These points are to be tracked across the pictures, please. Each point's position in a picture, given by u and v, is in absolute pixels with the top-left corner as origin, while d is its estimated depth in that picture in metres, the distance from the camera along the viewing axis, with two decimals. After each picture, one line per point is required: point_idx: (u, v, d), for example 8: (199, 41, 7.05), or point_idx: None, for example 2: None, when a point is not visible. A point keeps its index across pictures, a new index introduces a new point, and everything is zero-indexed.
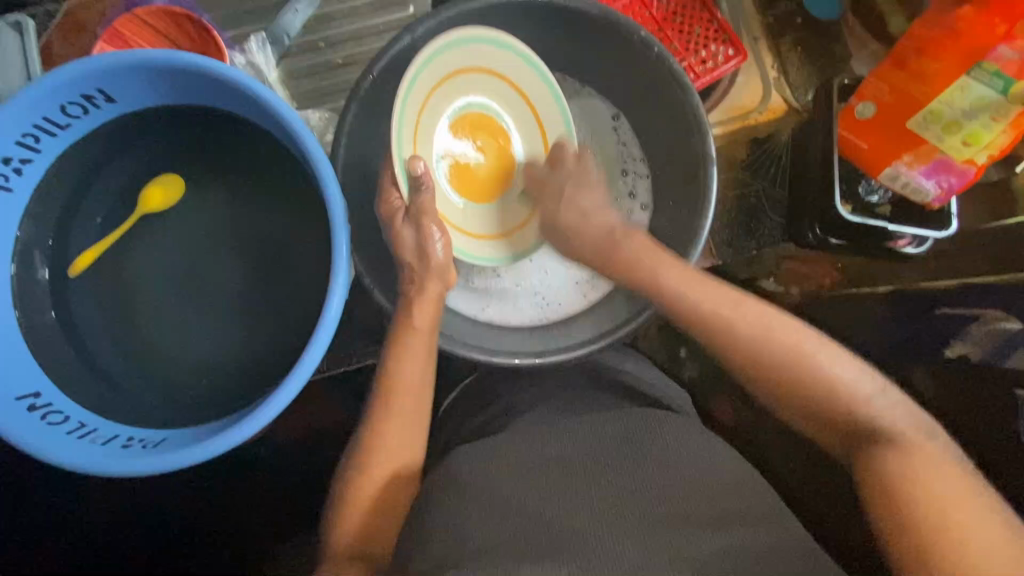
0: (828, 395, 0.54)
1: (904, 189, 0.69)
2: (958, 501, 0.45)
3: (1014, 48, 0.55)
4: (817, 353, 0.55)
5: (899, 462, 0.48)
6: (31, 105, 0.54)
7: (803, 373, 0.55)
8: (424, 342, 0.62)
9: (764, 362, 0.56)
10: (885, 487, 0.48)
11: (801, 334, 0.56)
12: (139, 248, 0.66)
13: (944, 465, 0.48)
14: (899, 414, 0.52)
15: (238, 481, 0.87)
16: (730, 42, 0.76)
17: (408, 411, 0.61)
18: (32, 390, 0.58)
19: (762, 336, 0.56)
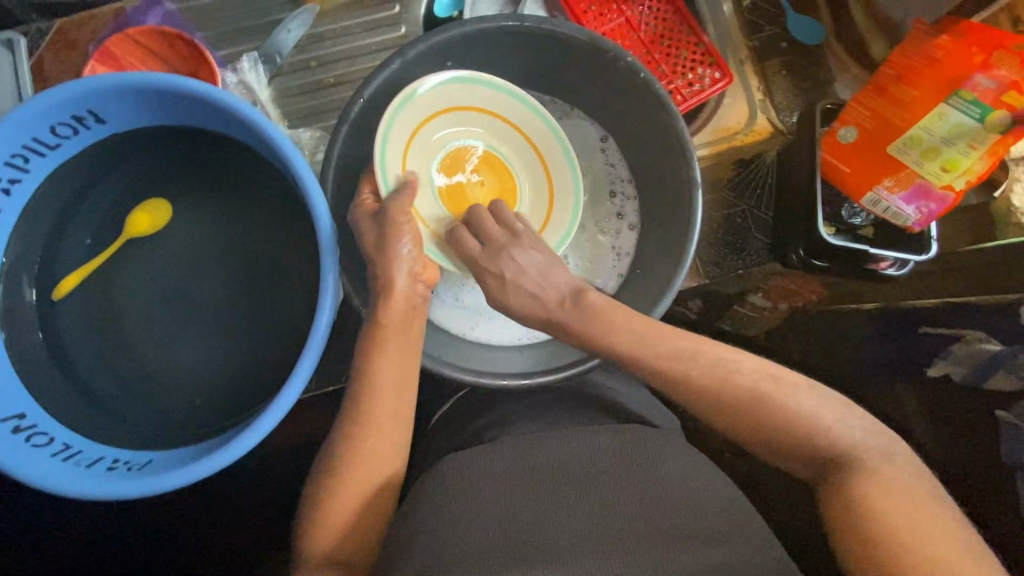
0: (808, 436, 0.53)
1: (885, 214, 0.67)
2: (941, 540, 0.44)
3: (990, 78, 0.59)
4: (798, 399, 0.54)
5: (883, 501, 0.47)
6: (20, 127, 0.54)
7: (770, 410, 0.54)
8: (397, 339, 0.60)
9: (719, 395, 0.55)
10: (861, 534, 0.47)
11: (760, 372, 0.56)
12: (127, 268, 0.66)
13: (910, 497, 0.47)
14: (883, 449, 0.52)
15: (226, 498, 0.87)
16: (716, 65, 0.78)
17: (385, 419, 0.60)
18: (16, 412, 0.58)
19: (722, 376, 0.55)
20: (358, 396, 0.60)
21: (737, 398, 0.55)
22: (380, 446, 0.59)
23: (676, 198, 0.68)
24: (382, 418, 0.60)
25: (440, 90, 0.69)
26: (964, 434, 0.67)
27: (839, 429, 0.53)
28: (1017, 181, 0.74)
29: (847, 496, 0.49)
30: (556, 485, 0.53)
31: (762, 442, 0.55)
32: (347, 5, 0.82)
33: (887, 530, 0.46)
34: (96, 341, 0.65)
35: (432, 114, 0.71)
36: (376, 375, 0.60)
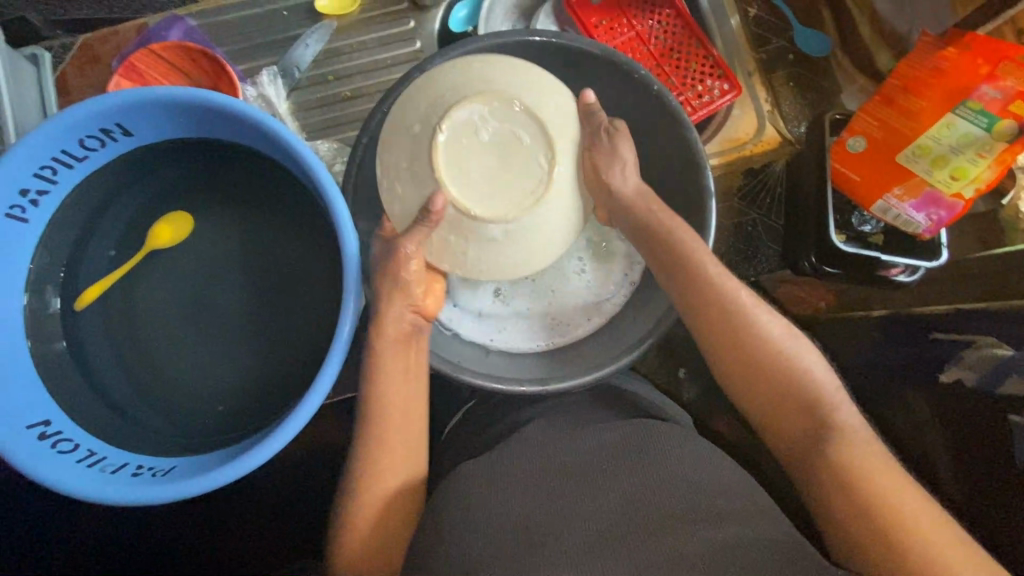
0: (796, 392, 0.56)
1: (895, 221, 0.69)
2: (912, 496, 0.49)
3: (996, 88, 0.60)
4: (797, 353, 0.58)
5: (863, 459, 0.51)
6: (52, 138, 0.56)
7: (779, 367, 0.57)
8: (398, 360, 0.63)
9: (742, 342, 0.59)
10: (850, 493, 0.50)
11: (775, 328, 0.59)
12: (149, 277, 0.67)
13: (891, 469, 0.51)
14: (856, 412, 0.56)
15: (241, 504, 0.87)
16: (725, 77, 0.80)
17: (401, 428, 0.62)
18: (42, 419, 0.59)
19: (755, 314, 0.60)
20: (367, 413, 0.62)
21: (766, 349, 0.58)
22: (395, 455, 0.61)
23: (689, 206, 0.69)
24: (393, 428, 0.61)
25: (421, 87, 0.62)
26: (978, 437, 0.67)
27: (824, 387, 0.57)
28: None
29: (835, 459, 0.52)
30: (577, 485, 0.53)
31: (761, 398, 0.58)
32: (363, 21, 0.84)
33: (873, 489, 0.49)
34: (118, 348, 0.66)
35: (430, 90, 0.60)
36: (381, 392, 0.62)
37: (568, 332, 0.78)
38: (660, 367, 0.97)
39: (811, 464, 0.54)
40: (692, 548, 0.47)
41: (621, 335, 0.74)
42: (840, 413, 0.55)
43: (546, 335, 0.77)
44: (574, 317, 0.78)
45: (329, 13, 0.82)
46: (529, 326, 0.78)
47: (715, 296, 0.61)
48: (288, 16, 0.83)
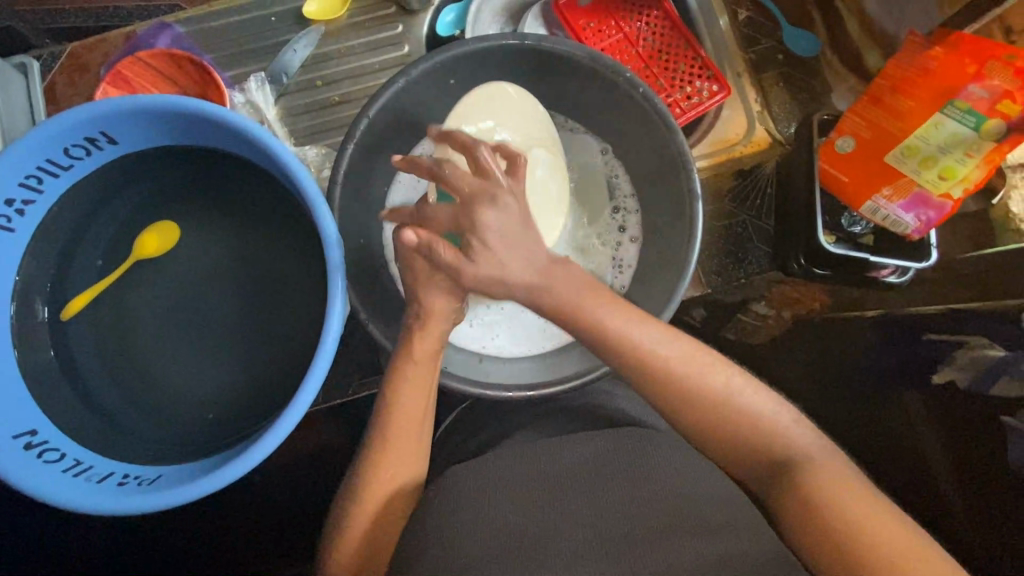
0: (748, 438, 0.53)
1: (883, 222, 0.68)
2: (887, 527, 0.45)
3: (984, 87, 0.59)
4: (738, 391, 0.54)
5: (828, 495, 0.48)
6: (35, 148, 0.55)
7: (726, 413, 0.53)
8: (423, 371, 0.59)
9: (683, 397, 0.54)
10: (826, 543, 0.46)
11: (717, 373, 0.54)
12: (137, 285, 0.68)
13: (868, 504, 0.47)
14: (811, 437, 0.53)
15: (239, 510, 0.89)
16: (714, 78, 0.79)
17: (409, 441, 0.60)
18: (29, 428, 0.58)
19: (693, 361, 0.54)
20: (383, 420, 0.59)
21: (711, 400, 0.53)
22: (404, 463, 0.60)
23: (676, 209, 0.68)
24: (404, 439, 0.59)
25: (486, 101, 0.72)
26: (978, 445, 0.67)
27: (773, 419, 0.54)
28: (1015, 188, 0.71)
29: (799, 503, 0.49)
30: (564, 493, 0.53)
31: (718, 448, 0.54)
32: (351, 26, 0.84)
33: (847, 532, 0.46)
34: (107, 356, 0.66)
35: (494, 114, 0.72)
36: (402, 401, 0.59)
37: (560, 335, 0.77)
38: None
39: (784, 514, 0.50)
40: (678, 556, 0.46)
41: None
42: (791, 444, 0.52)
43: (542, 336, 0.78)
44: None
45: (316, 18, 0.82)
46: (527, 327, 0.79)
47: (632, 360, 0.53)
48: (276, 22, 0.83)
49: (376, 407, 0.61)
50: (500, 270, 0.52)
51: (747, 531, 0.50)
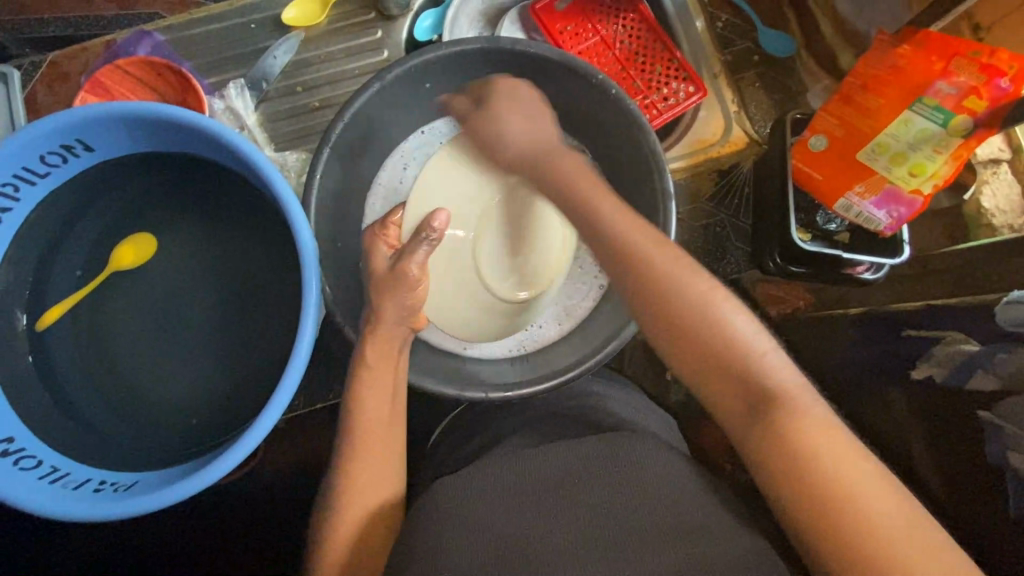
0: (730, 358, 0.48)
1: (858, 219, 0.70)
2: (853, 465, 0.43)
3: (951, 84, 0.60)
4: (721, 305, 0.49)
5: (797, 431, 0.45)
6: (11, 156, 0.55)
7: (705, 323, 0.49)
8: (388, 366, 0.63)
9: (673, 303, 0.50)
10: (802, 486, 0.43)
11: (709, 283, 0.50)
12: (117, 291, 0.68)
13: (838, 442, 0.44)
14: (793, 370, 0.48)
15: (236, 511, 0.90)
16: (690, 79, 0.80)
17: (374, 444, 0.60)
18: (5, 436, 0.58)
19: (682, 271, 0.51)
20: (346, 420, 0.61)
21: (702, 312, 0.49)
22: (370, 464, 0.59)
23: (651, 207, 0.68)
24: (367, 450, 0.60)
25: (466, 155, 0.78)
26: (965, 445, 0.65)
27: (756, 350, 0.48)
28: (986, 183, 0.74)
29: (773, 438, 0.45)
30: (542, 490, 0.52)
31: (692, 366, 0.49)
32: (330, 32, 0.84)
33: (814, 462, 0.43)
34: (88, 363, 0.66)
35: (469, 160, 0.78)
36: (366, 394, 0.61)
37: (543, 335, 0.78)
38: (645, 370, 0.99)
39: (751, 440, 0.47)
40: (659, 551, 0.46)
41: (589, 337, 0.73)
42: (772, 373, 0.47)
43: (525, 335, 0.79)
44: (546, 317, 0.79)
45: (296, 24, 0.83)
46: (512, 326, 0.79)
47: (610, 248, 0.54)
48: (255, 29, 0.83)
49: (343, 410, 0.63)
50: (498, 136, 0.67)
51: (726, 526, 0.49)
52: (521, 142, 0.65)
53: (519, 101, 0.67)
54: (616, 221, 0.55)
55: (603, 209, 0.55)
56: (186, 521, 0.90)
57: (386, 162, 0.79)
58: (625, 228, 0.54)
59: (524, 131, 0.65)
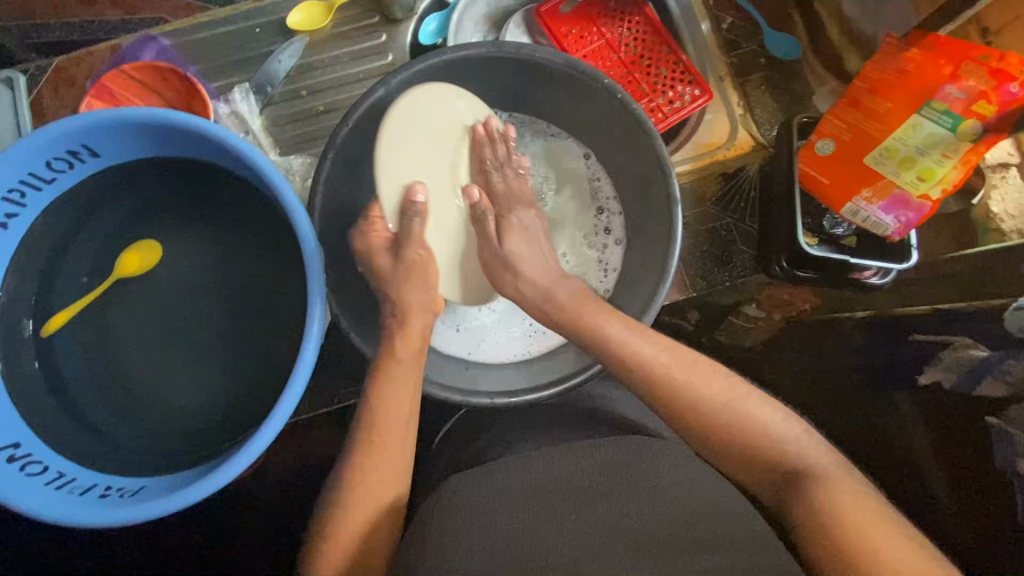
0: (761, 447, 0.55)
1: (864, 224, 0.69)
2: (883, 526, 0.45)
3: (959, 88, 0.60)
4: (750, 401, 0.57)
5: (825, 496, 0.49)
6: (17, 161, 0.55)
7: (735, 416, 0.56)
8: (405, 374, 0.62)
9: (701, 402, 0.57)
10: (831, 543, 0.46)
11: (737, 380, 0.59)
12: (124, 297, 0.68)
13: (867, 501, 0.48)
14: (826, 454, 0.54)
15: (241, 513, 0.91)
16: (695, 83, 0.80)
17: (388, 453, 0.60)
18: (12, 442, 0.58)
19: (699, 372, 0.59)
20: (363, 422, 0.61)
21: (730, 405, 0.56)
22: (387, 467, 0.59)
23: (658, 212, 0.68)
24: (385, 453, 0.59)
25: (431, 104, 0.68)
26: (973, 451, 0.65)
27: (786, 436, 0.55)
28: (995, 187, 0.73)
29: (804, 502, 0.49)
30: (551, 497, 0.52)
31: (730, 456, 0.56)
32: (334, 36, 0.84)
33: (839, 518, 0.46)
34: (95, 368, 0.67)
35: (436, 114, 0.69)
36: (383, 401, 0.60)
37: (547, 339, 0.78)
38: None
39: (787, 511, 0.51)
40: (670, 558, 0.46)
41: None
42: (802, 455, 0.53)
43: (530, 340, 0.79)
44: None
45: (300, 28, 0.83)
46: (515, 330, 0.80)
47: (629, 361, 0.60)
48: (260, 33, 0.83)
49: (359, 412, 0.62)
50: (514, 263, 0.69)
51: (738, 535, 0.49)
52: (538, 276, 0.68)
53: (529, 227, 0.71)
54: (619, 334, 0.61)
55: (607, 327, 0.62)
56: (192, 524, 0.90)
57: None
58: (629, 341, 0.61)
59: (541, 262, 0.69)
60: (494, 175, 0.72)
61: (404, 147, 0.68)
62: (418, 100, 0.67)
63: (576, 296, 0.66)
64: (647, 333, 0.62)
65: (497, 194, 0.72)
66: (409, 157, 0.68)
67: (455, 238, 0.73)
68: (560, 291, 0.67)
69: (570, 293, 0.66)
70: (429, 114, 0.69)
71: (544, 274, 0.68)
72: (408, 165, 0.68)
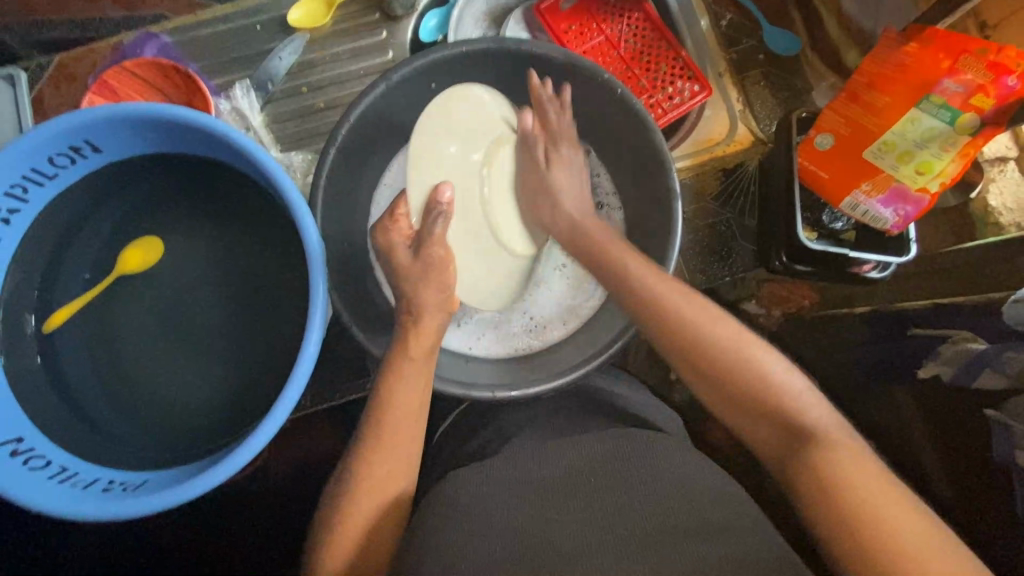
0: (763, 402, 0.53)
1: (863, 216, 0.71)
2: (886, 494, 0.44)
3: (958, 82, 0.60)
4: (755, 354, 0.55)
5: (827, 459, 0.47)
6: (21, 156, 0.55)
7: (740, 367, 0.54)
8: (420, 371, 0.62)
9: (708, 352, 0.56)
10: (832, 510, 0.45)
11: (741, 333, 0.57)
12: (126, 293, 0.68)
13: (869, 467, 0.46)
14: (829, 412, 0.51)
15: (243, 509, 0.91)
16: (695, 78, 0.80)
17: (396, 447, 0.60)
18: (14, 436, 0.58)
19: (708, 320, 0.57)
20: (372, 416, 0.61)
21: (735, 358, 0.55)
22: (391, 459, 0.59)
23: (659, 207, 0.68)
24: (393, 446, 0.59)
25: (451, 112, 0.74)
26: (972, 442, 0.65)
27: (791, 391, 0.53)
28: (992, 182, 0.74)
29: (806, 464, 0.48)
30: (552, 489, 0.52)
31: (731, 412, 0.55)
32: (335, 33, 0.84)
33: (839, 483, 0.45)
34: (97, 363, 0.67)
35: (456, 120, 0.75)
36: (392, 394, 0.61)
37: (548, 334, 0.79)
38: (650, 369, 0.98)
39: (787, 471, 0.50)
40: (671, 548, 0.46)
41: (594, 333, 0.73)
42: (806, 413, 0.51)
43: (530, 334, 0.79)
44: (551, 317, 0.80)
45: (301, 25, 0.83)
46: (515, 325, 0.80)
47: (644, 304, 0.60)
48: (260, 30, 0.84)
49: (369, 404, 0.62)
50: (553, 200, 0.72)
51: (739, 527, 0.49)
52: (566, 215, 0.71)
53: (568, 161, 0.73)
54: (638, 270, 0.62)
55: (628, 262, 0.64)
56: (194, 519, 0.91)
57: (388, 168, 0.79)
58: (651, 279, 0.61)
59: (575, 203, 0.72)
60: (546, 106, 0.71)
61: (429, 154, 0.75)
62: (439, 110, 0.74)
63: (604, 232, 0.68)
64: (665, 275, 0.62)
65: (550, 126, 0.72)
66: (432, 162, 0.75)
67: (475, 239, 0.78)
68: (591, 223, 0.70)
69: (599, 228, 0.69)
70: (451, 121, 0.75)
71: (576, 212, 0.71)
72: (434, 172, 0.75)
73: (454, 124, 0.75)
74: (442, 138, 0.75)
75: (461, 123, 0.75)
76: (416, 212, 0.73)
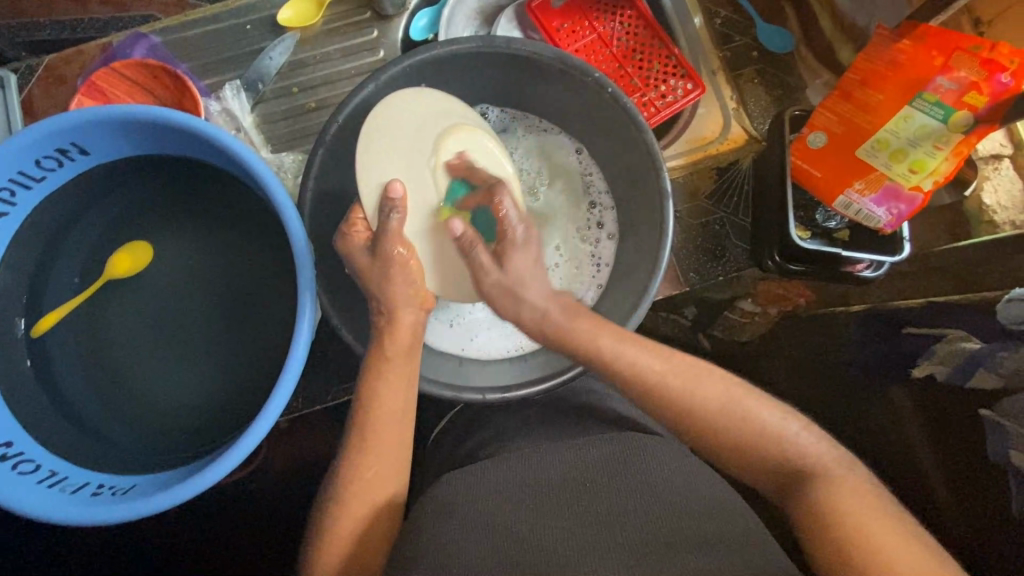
0: (761, 447, 0.55)
1: (857, 216, 0.69)
2: (883, 524, 0.45)
3: (951, 79, 0.61)
4: (748, 401, 0.56)
5: (826, 497, 0.49)
6: (7, 159, 0.55)
7: (732, 419, 0.56)
8: (399, 372, 0.61)
9: (698, 411, 0.56)
10: (833, 545, 0.46)
11: (729, 382, 0.57)
12: (117, 295, 0.68)
13: (867, 499, 0.47)
14: (828, 449, 0.53)
15: (239, 510, 0.91)
16: (688, 76, 0.79)
17: (383, 448, 0.60)
18: (3, 441, 0.57)
19: (692, 379, 0.57)
20: (358, 419, 0.60)
21: (727, 408, 0.56)
22: (383, 460, 0.59)
23: (651, 207, 0.68)
24: (384, 447, 0.60)
25: (424, 105, 0.69)
26: (967, 442, 0.65)
27: (784, 431, 0.55)
28: (987, 179, 0.73)
29: (806, 503, 0.49)
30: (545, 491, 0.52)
31: (731, 456, 0.56)
32: (326, 33, 0.84)
33: (838, 518, 0.47)
34: (88, 366, 0.67)
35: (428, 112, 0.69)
36: (376, 396, 0.60)
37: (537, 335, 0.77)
38: None
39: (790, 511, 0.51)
40: (662, 550, 0.46)
41: None
42: (804, 452, 0.53)
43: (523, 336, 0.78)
44: None
45: (291, 25, 0.82)
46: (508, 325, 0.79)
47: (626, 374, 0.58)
48: (250, 30, 0.83)
49: (354, 404, 0.62)
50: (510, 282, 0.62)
51: (733, 531, 0.48)
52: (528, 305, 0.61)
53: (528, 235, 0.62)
54: (614, 345, 0.58)
55: (600, 339, 0.59)
56: (190, 521, 0.91)
57: None
58: (624, 352, 0.58)
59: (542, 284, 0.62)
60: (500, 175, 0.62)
61: (390, 141, 0.67)
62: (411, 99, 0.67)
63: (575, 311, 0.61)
64: (641, 342, 0.59)
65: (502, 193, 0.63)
66: (389, 151, 0.67)
67: (430, 241, 0.70)
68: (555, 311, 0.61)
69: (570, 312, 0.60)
70: (420, 112, 0.68)
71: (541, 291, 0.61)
72: (392, 161, 0.68)
73: (424, 116, 0.69)
74: (408, 129, 0.68)
75: (432, 116, 0.69)
76: (371, 206, 0.66)
